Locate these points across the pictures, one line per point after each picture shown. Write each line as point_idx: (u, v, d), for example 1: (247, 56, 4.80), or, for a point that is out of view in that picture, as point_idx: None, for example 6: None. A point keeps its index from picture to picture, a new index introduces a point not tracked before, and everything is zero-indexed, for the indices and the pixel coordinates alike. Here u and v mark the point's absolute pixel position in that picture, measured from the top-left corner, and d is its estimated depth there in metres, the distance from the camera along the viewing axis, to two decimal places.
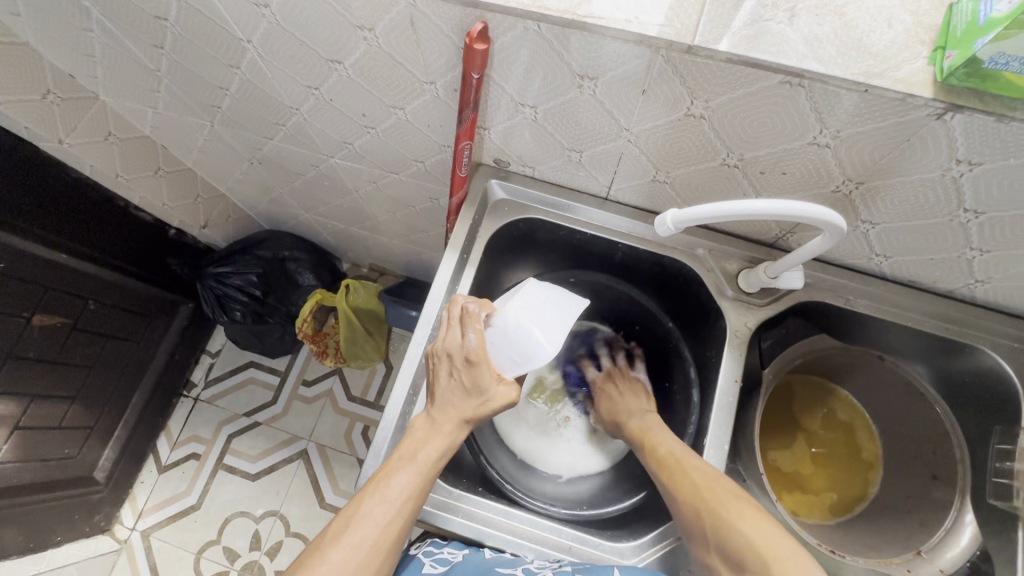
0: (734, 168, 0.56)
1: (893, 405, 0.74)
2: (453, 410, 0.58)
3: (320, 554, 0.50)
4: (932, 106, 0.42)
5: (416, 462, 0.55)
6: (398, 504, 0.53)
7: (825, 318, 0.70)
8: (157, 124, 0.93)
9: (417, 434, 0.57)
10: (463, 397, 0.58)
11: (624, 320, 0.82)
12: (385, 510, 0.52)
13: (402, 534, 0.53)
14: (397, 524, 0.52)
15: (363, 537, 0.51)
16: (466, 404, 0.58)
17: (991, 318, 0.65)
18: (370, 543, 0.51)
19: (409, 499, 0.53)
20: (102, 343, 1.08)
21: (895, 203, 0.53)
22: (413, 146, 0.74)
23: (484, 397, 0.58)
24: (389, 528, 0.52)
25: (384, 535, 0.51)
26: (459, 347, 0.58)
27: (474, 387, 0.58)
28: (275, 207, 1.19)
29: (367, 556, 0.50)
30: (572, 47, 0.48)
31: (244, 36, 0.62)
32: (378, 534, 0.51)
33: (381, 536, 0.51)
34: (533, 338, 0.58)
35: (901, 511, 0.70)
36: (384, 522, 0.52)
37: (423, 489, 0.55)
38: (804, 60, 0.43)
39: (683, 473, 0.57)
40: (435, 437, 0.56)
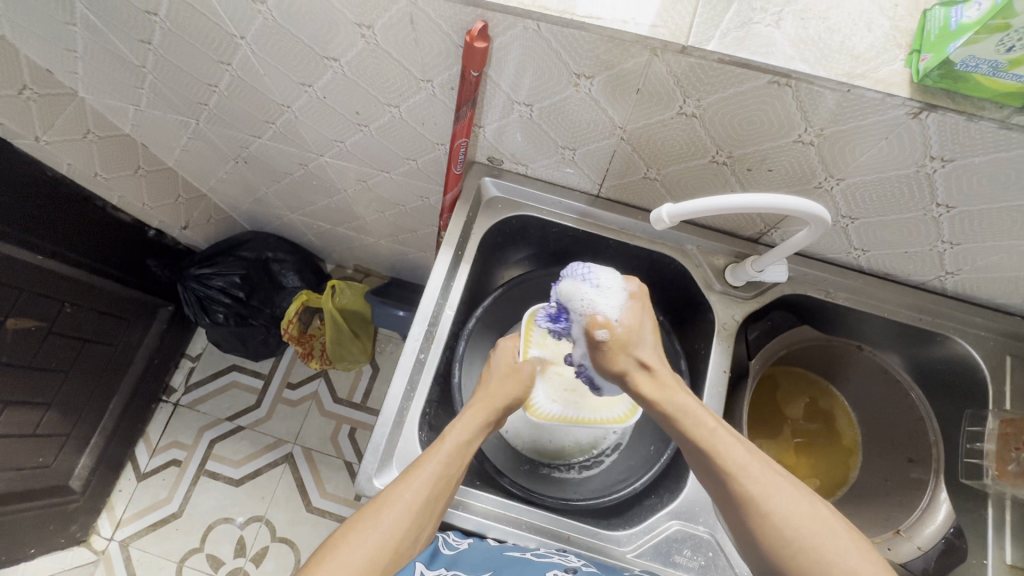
0: (723, 165, 0.59)
1: (871, 393, 0.78)
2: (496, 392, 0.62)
3: (358, 518, 0.49)
4: (908, 105, 0.45)
5: (451, 431, 0.56)
6: (433, 469, 0.53)
7: (807, 311, 0.73)
8: (139, 122, 0.91)
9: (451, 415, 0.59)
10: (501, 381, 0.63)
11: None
12: (421, 474, 0.52)
13: (436, 503, 0.52)
14: (431, 488, 0.52)
15: (400, 500, 0.50)
16: (503, 386, 0.63)
17: (961, 308, 0.68)
18: (406, 504, 0.50)
19: (446, 467, 0.54)
20: (79, 348, 1.05)
21: (873, 198, 0.56)
22: (406, 145, 0.75)
23: (515, 376, 0.64)
24: (422, 491, 0.51)
25: (418, 499, 0.50)
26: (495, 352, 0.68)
27: (507, 368, 0.65)
28: (259, 207, 1.17)
29: (404, 518, 0.49)
30: (569, 46, 0.49)
31: (237, 32, 0.62)
32: (414, 500, 0.50)
33: (417, 498, 0.50)
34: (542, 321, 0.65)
35: (880, 494, 0.73)
36: (420, 485, 0.51)
37: (459, 460, 0.55)
38: (791, 61, 0.45)
39: (726, 471, 0.49)
40: (469, 416, 0.58)
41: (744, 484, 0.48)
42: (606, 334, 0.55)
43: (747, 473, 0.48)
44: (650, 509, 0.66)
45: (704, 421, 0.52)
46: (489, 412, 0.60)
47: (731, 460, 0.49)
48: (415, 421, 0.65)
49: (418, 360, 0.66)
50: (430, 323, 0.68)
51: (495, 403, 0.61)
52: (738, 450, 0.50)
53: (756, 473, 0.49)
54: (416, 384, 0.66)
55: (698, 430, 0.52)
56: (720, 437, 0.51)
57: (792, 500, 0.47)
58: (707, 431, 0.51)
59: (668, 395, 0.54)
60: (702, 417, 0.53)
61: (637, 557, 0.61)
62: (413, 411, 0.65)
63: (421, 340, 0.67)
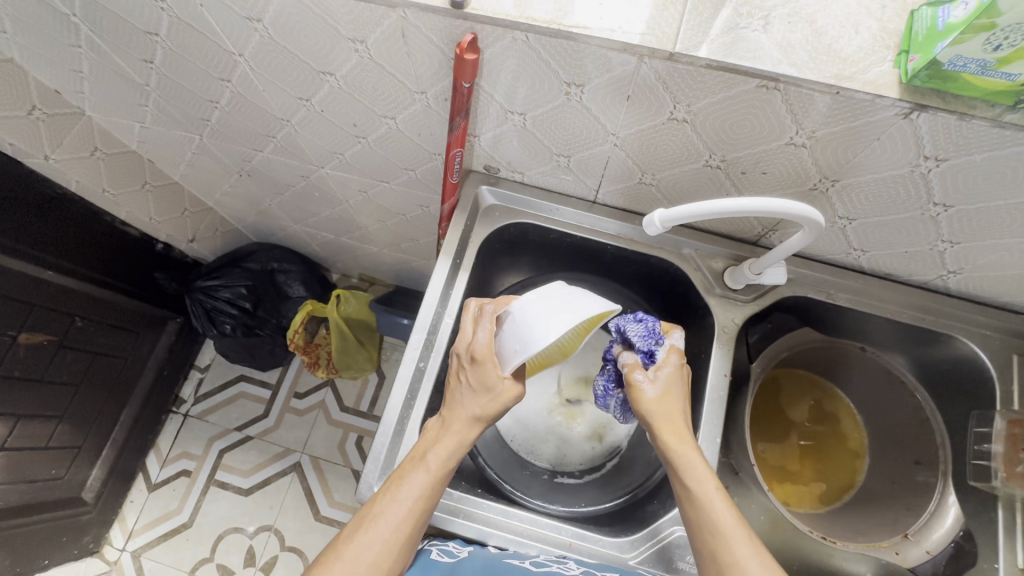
0: (717, 169, 0.59)
1: (877, 395, 0.76)
2: (464, 409, 0.57)
3: (335, 557, 0.50)
4: (898, 106, 0.45)
5: (431, 459, 0.55)
6: (411, 503, 0.52)
7: (808, 313, 0.73)
8: (144, 139, 0.92)
9: (429, 435, 0.57)
10: (474, 396, 0.58)
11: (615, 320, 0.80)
12: (399, 509, 0.52)
13: (416, 534, 0.52)
14: (410, 525, 0.52)
15: (377, 538, 0.50)
16: (478, 402, 0.57)
17: (964, 307, 0.68)
18: (383, 543, 0.50)
19: (425, 497, 0.53)
20: (90, 361, 1.07)
21: (870, 199, 0.56)
22: (403, 155, 0.75)
23: (494, 393, 0.57)
24: (399, 528, 0.51)
25: (395, 537, 0.51)
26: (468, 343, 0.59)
27: (482, 382, 0.57)
28: (264, 219, 1.19)
29: (384, 557, 0.50)
30: (558, 55, 0.50)
31: (236, 50, 0.63)
32: (392, 537, 0.51)
33: (395, 535, 0.51)
34: (536, 323, 0.55)
35: (888, 497, 0.72)
36: (398, 521, 0.51)
37: (436, 487, 0.54)
38: (779, 65, 0.45)
39: (707, 529, 0.50)
40: (449, 440, 0.56)
41: (726, 541, 0.49)
42: (641, 378, 0.57)
43: (728, 531, 0.49)
44: (653, 515, 0.65)
45: (703, 476, 0.53)
46: (471, 431, 0.57)
47: (715, 517, 0.50)
48: (416, 429, 0.65)
49: (418, 369, 0.67)
50: (430, 332, 0.68)
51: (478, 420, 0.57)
52: (721, 507, 0.51)
53: (733, 531, 0.49)
54: (416, 393, 0.66)
55: (699, 489, 0.52)
56: (710, 494, 0.52)
57: (766, 560, 0.48)
58: (705, 492, 0.52)
59: (680, 447, 0.54)
60: (701, 477, 0.53)
61: (640, 564, 0.61)
62: (414, 419, 0.65)
63: (421, 349, 0.68)
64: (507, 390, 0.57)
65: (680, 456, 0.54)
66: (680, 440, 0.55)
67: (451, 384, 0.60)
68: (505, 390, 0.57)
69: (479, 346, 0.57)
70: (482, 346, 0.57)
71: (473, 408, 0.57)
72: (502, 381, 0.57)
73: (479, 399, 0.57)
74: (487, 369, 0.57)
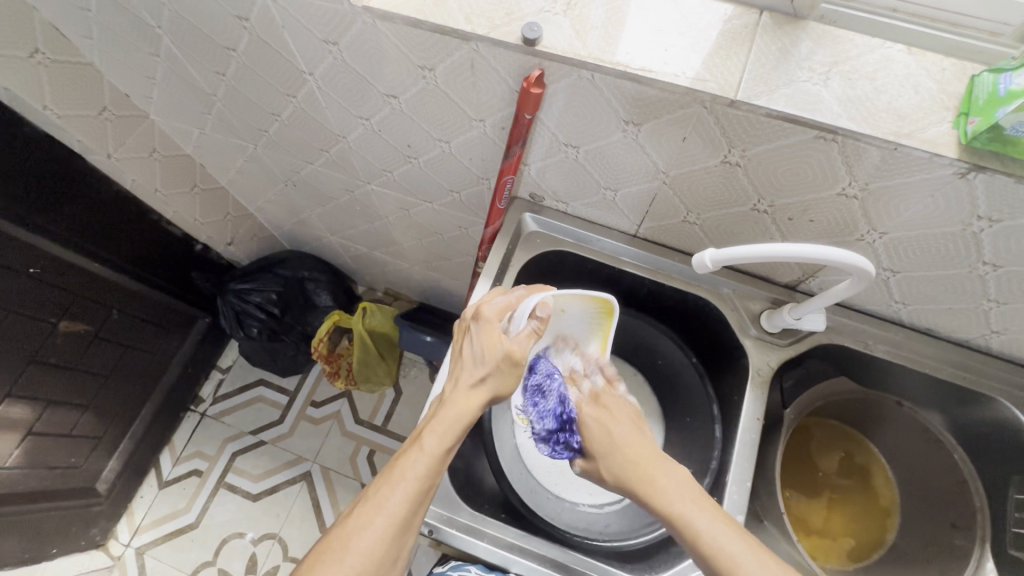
0: (765, 214, 0.60)
1: (910, 451, 0.75)
2: (465, 392, 0.56)
3: (330, 544, 0.49)
4: (956, 165, 0.46)
5: (430, 436, 0.53)
6: (408, 487, 0.51)
7: (844, 362, 0.72)
8: (201, 144, 0.97)
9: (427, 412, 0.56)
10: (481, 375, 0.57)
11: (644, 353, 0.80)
12: (396, 494, 0.50)
13: (414, 520, 0.51)
14: (406, 509, 0.50)
15: (372, 525, 0.49)
16: (490, 380, 0.57)
17: (1008, 369, 0.66)
18: (381, 529, 0.49)
19: (425, 479, 0.52)
20: (120, 353, 1.09)
21: (918, 253, 0.56)
22: (450, 177, 0.78)
23: (506, 367, 0.57)
24: (395, 516, 0.50)
25: (392, 526, 0.49)
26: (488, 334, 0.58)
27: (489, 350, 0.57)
28: (301, 227, 1.22)
29: (379, 543, 0.48)
30: (621, 94, 0.52)
31: (306, 69, 0.67)
32: (388, 524, 0.49)
33: (391, 521, 0.49)
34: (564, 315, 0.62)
35: (920, 559, 0.70)
36: (395, 506, 0.50)
37: (436, 470, 0.53)
38: (838, 118, 0.47)
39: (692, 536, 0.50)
40: (448, 416, 0.55)
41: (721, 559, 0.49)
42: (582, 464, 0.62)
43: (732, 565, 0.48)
44: (677, 556, 0.64)
45: (681, 492, 0.53)
46: (475, 409, 0.56)
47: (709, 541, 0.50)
48: None
49: None
50: None
51: (483, 397, 0.56)
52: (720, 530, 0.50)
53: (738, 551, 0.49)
54: None
55: (675, 506, 0.52)
56: (693, 516, 0.51)
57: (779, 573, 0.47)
58: (684, 512, 0.52)
59: (652, 475, 0.55)
60: (680, 498, 0.53)
61: None
62: None
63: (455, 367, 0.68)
64: (516, 352, 0.57)
65: (662, 490, 0.53)
66: (655, 466, 0.56)
67: (458, 360, 0.59)
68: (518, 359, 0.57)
69: (489, 309, 0.59)
70: (491, 309, 0.59)
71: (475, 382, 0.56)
72: (509, 343, 0.57)
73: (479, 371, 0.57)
74: (494, 330, 0.58)
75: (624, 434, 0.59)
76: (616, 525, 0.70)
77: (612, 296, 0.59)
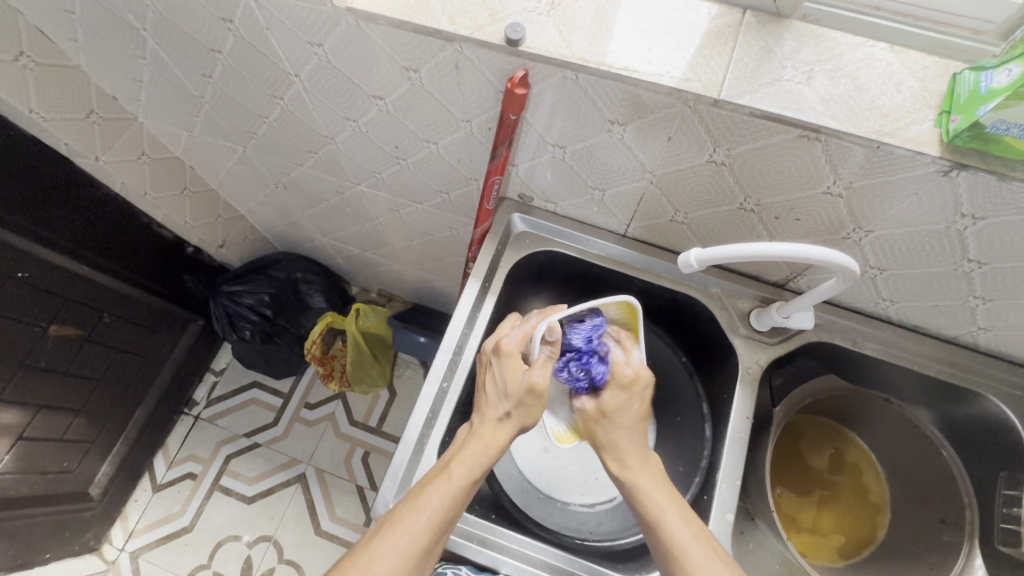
0: (751, 213, 0.60)
1: (900, 448, 0.75)
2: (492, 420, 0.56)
3: (352, 563, 0.49)
4: (938, 163, 0.46)
5: (457, 464, 0.54)
6: (432, 514, 0.51)
7: (833, 360, 0.72)
8: (189, 146, 0.96)
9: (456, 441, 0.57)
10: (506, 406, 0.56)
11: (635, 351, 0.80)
12: (419, 519, 0.51)
13: (436, 546, 0.51)
14: (429, 536, 0.50)
15: (394, 548, 0.49)
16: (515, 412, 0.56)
17: (995, 365, 0.67)
18: (401, 552, 0.49)
19: (449, 507, 0.52)
20: (111, 357, 1.09)
21: (903, 251, 0.57)
22: (440, 178, 0.77)
23: (527, 399, 0.56)
24: (417, 542, 0.50)
25: (415, 551, 0.49)
26: (507, 364, 0.57)
27: (511, 378, 0.56)
28: (293, 229, 1.21)
29: (400, 567, 0.48)
30: (606, 94, 0.51)
31: (292, 71, 0.66)
32: (410, 549, 0.49)
33: (412, 546, 0.49)
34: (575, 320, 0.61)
35: (910, 556, 0.70)
36: (417, 530, 0.50)
37: (461, 499, 0.53)
38: (822, 117, 0.47)
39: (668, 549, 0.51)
40: (476, 447, 0.55)
41: None
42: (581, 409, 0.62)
43: None
44: None
45: (661, 507, 0.53)
46: (501, 440, 0.55)
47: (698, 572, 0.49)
48: (435, 449, 0.64)
49: (441, 389, 0.67)
50: (455, 353, 0.68)
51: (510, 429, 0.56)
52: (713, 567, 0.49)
53: None
54: (438, 414, 0.66)
55: (677, 534, 0.51)
56: (689, 546, 0.51)
57: None
58: (683, 541, 0.51)
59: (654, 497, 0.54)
60: (681, 527, 0.52)
61: None
62: (434, 439, 0.65)
63: (445, 369, 0.68)
64: (539, 383, 0.55)
65: (665, 516, 0.52)
66: (667, 495, 0.54)
67: (482, 393, 0.59)
68: (538, 390, 0.55)
69: (509, 341, 0.58)
70: (511, 342, 0.57)
71: (501, 413, 0.56)
72: (530, 374, 0.56)
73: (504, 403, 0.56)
74: (515, 363, 0.57)
75: (629, 429, 0.58)
76: (607, 524, 0.70)
77: (633, 296, 0.59)
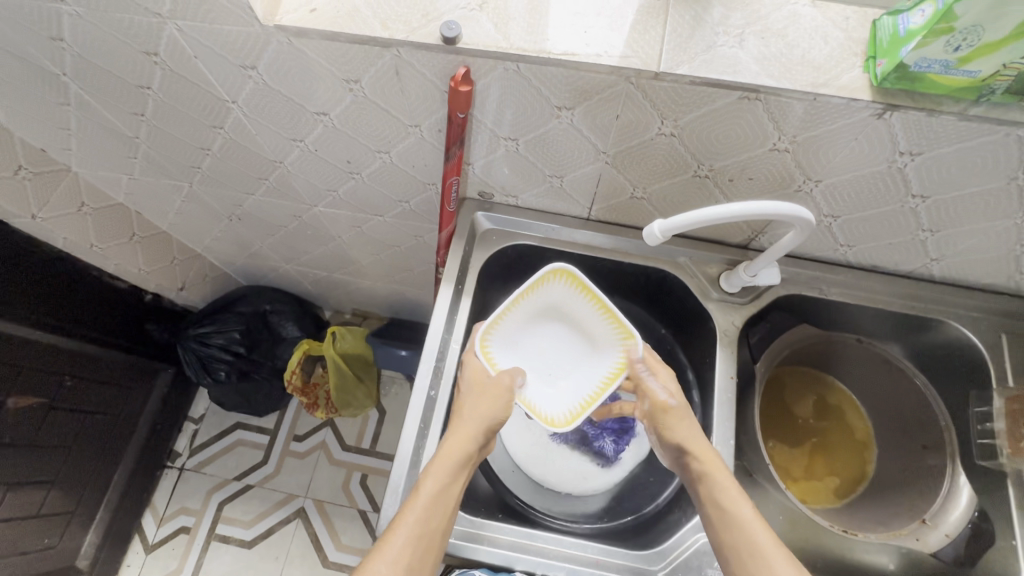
0: (706, 179, 0.61)
1: (876, 383, 0.78)
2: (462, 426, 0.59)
3: None
4: (872, 107, 0.48)
5: (429, 478, 0.55)
6: (411, 530, 0.52)
7: (804, 310, 0.75)
8: (131, 191, 0.92)
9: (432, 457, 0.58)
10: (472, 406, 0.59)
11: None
12: (399, 537, 0.52)
13: (420, 563, 0.52)
14: (410, 551, 0.52)
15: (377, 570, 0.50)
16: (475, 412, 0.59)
17: (950, 292, 0.70)
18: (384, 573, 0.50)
19: (427, 519, 0.54)
20: (80, 421, 1.04)
21: (853, 196, 0.59)
22: (397, 188, 0.77)
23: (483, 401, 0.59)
24: (398, 558, 0.51)
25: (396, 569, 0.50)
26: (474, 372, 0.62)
27: (478, 387, 0.61)
28: (254, 261, 1.18)
29: None
30: (549, 81, 0.52)
31: (229, 97, 0.64)
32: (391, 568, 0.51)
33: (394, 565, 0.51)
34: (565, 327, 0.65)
35: (899, 485, 0.73)
36: (398, 547, 0.52)
37: (439, 508, 0.54)
38: (758, 77, 0.48)
39: (733, 524, 0.54)
40: (446, 457, 0.57)
41: (752, 544, 0.53)
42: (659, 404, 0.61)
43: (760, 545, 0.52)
44: (673, 525, 0.66)
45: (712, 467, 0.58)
46: (469, 446, 0.57)
47: (747, 524, 0.54)
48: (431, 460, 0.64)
49: (429, 398, 0.66)
50: (438, 359, 0.68)
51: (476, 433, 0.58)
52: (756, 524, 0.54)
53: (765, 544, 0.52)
54: (430, 423, 0.65)
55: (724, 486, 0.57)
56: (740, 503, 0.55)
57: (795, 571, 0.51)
58: (733, 498, 0.56)
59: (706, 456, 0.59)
60: (731, 487, 0.57)
61: None
62: (429, 449, 0.64)
63: (430, 377, 0.67)
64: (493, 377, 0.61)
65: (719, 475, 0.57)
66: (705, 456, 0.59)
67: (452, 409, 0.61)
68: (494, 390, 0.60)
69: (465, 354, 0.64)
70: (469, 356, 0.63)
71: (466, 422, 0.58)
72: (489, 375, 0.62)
73: (472, 413, 0.59)
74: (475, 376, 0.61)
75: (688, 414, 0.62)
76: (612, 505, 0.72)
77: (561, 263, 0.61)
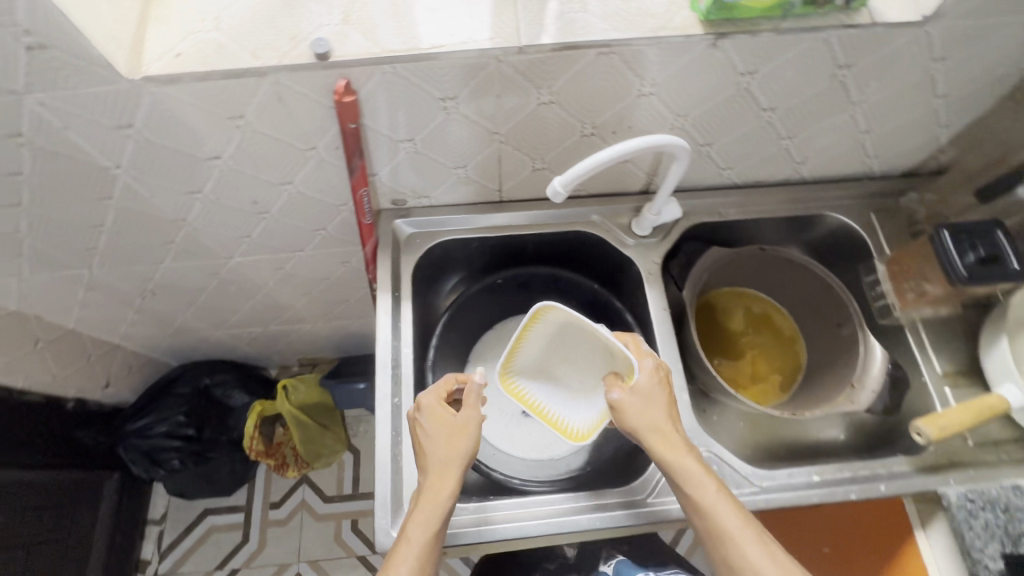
0: (592, 136, 0.67)
1: (789, 282, 0.85)
2: (435, 467, 0.57)
3: None
4: (706, 38, 0.55)
5: (414, 525, 0.54)
6: None
7: (710, 235, 0.82)
8: (24, 294, 0.82)
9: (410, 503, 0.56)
10: (441, 445, 0.57)
11: (544, 285, 0.82)
12: None
13: None
14: None
15: None
16: (440, 453, 0.57)
17: (821, 187, 0.81)
18: None
19: (419, 567, 0.52)
20: (22, 557, 0.93)
21: (719, 121, 0.66)
22: (311, 217, 0.77)
23: (451, 442, 0.57)
24: None
25: None
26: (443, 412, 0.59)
27: (442, 425, 0.58)
28: (180, 335, 1.12)
29: None
30: (427, 76, 0.55)
31: (111, 164, 0.63)
32: None
33: None
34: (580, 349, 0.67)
35: (826, 365, 0.82)
36: None
37: (429, 554, 0.53)
38: (607, 33, 0.54)
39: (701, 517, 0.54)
40: (427, 504, 0.55)
41: (723, 535, 0.52)
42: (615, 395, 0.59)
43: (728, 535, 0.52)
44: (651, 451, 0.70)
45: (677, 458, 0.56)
46: (450, 487, 0.56)
47: (715, 518, 0.53)
48: (412, 464, 0.64)
49: (394, 405, 0.67)
50: (393, 366, 0.69)
51: (452, 473, 0.56)
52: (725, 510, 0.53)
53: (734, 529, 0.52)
54: (400, 429, 0.66)
55: (691, 478, 0.55)
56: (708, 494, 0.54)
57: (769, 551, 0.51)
58: (698, 487, 0.54)
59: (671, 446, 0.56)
60: (698, 476, 0.55)
61: (656, 498, 0.65)
62: (406, 452, 0.65)
63: (391, 385, 0.68)
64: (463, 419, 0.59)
65: (685, 467, 0.55)
66: (671, 445, 0.57)
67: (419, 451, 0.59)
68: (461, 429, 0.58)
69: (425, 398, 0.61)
70: (427, 397, 0.60)
71: (438, 463, 0.57)
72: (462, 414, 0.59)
73: (441, 452, 0.57)
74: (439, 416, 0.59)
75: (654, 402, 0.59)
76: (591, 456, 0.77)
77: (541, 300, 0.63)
